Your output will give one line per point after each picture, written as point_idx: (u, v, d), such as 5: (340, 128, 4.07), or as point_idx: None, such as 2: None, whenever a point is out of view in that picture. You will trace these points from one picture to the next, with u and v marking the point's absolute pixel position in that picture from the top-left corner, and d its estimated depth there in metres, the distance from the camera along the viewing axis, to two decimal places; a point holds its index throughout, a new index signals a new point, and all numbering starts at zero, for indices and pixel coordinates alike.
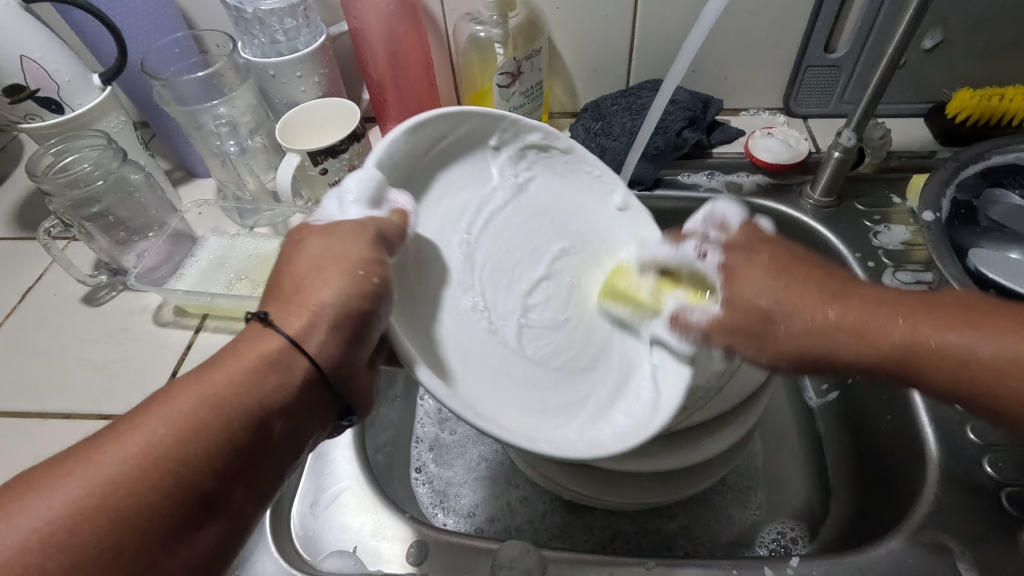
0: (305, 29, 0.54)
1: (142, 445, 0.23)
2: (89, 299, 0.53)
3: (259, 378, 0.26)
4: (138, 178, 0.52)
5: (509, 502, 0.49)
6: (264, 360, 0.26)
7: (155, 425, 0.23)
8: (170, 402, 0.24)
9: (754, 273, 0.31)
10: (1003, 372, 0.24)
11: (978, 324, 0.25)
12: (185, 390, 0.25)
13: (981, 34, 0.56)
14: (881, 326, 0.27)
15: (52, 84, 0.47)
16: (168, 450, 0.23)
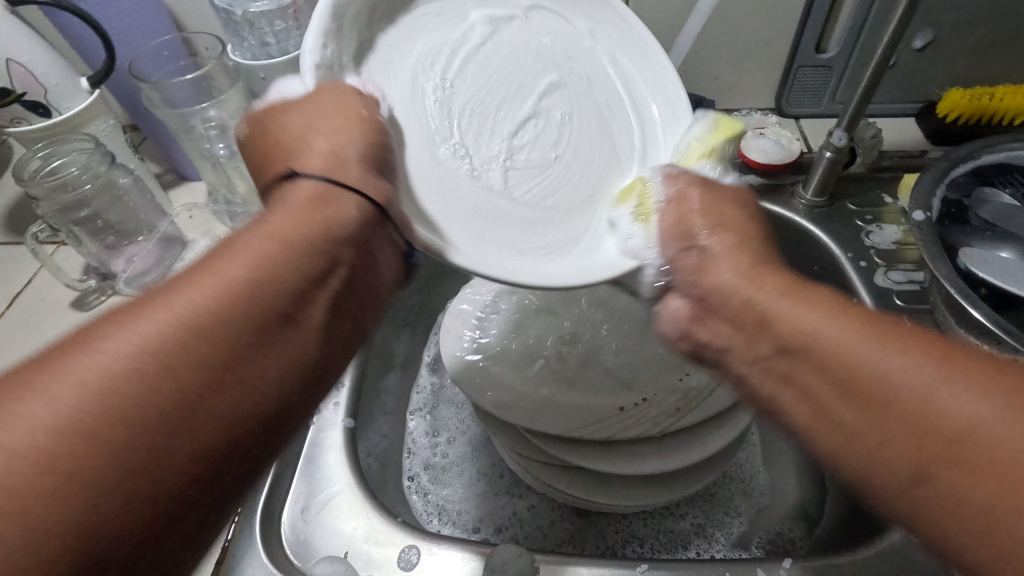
0: (296, 31, 0.53)
1: (154, 328, 0.19)
2: (80, 303, 0.52)
3: (288, 237, 0.23)
4: (127, 181, 0.52)
5: (516, 512, 0.49)
6: (283, 229, 0.23)
7: (168, 309, 0.19)
8: (191, 278, 0.21)
9: (712, 236, 0.29)
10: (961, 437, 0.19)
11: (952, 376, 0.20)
12: (209, 267, 0.21)
13: (971, 33, 0.56)
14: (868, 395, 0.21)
15: (39, 88, 0.46)
16: (153, 353, 0.18)
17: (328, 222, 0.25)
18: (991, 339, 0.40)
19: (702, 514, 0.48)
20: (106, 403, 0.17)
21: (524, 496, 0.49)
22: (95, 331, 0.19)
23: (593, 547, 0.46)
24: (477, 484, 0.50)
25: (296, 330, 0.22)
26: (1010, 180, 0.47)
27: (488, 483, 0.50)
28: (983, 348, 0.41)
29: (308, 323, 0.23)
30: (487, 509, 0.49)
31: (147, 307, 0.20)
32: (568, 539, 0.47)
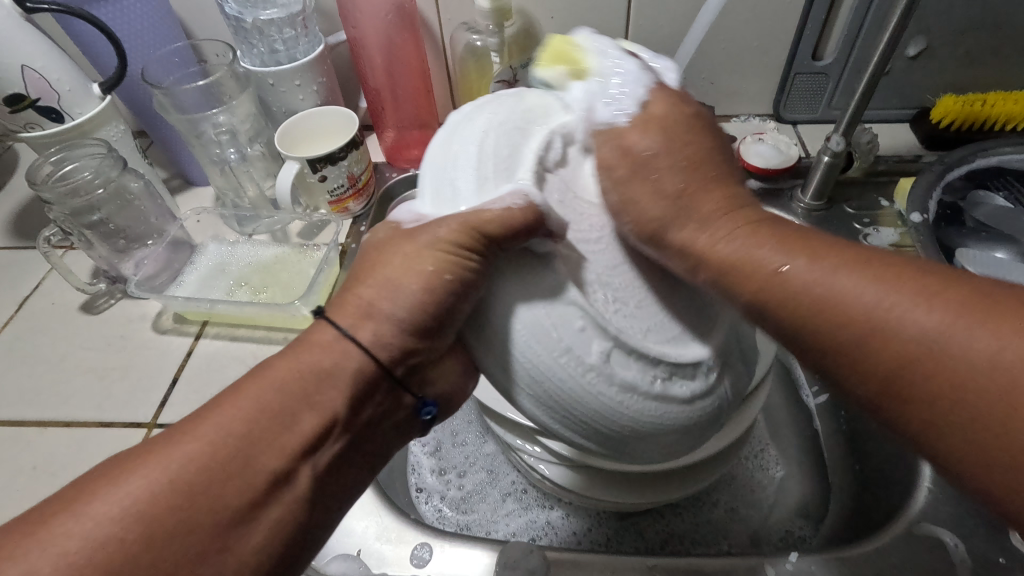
0: (304, 38, 0.54)
1: (176, 476, 0.23)
2: (89, 307, 0.53)
3: (294, 393, 0.25)
4: (138, 186, 0.52)
5: (549, 520, 0.47)
6: (302, 376, 0.26)
7: (195, 443, 0.24)
8: (204, 426, 0.24)
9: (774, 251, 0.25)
10: (922, 349, 0.21)
11: (925, 302, 0.21)
12: (244, 401, 0.25)
13: (963, 42, 0.57)
14: (853, 299, 0.23)
15: (52, 94, 0.47)
16: (182, 491, 0.23)
17: (295, 424, 0.25)
18: None
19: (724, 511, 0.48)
20: (129, 528, 0.22)
21: (555, 504, 0.48)
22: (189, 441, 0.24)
23: (632, 546, 0.46)
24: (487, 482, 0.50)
25: (280, 494, 0.25)
26: (1003, 184, 0.48)
27: (513, 495, 0.49)
28: None
29: (302, 480, 0.25)
30: (514, 516, 0.48)
31: (172, 445, 0.24)
32: (606, 540, 0.46)
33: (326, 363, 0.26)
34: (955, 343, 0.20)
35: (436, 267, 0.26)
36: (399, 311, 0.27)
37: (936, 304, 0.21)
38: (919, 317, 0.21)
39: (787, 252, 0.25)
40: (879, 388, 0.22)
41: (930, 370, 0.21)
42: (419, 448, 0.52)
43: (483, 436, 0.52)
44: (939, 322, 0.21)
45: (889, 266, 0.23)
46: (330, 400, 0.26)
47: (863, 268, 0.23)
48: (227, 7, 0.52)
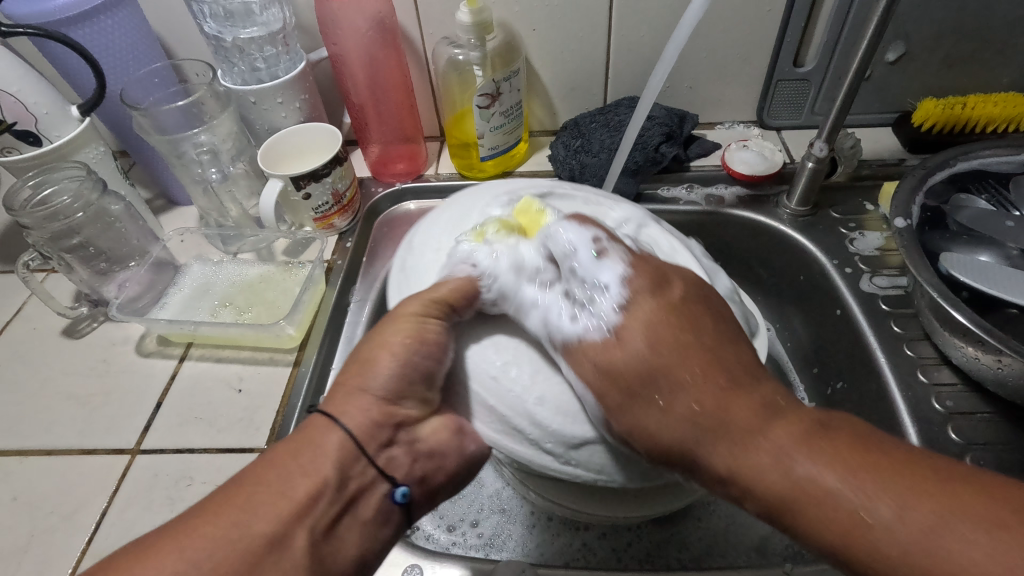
0: (285, 56, 0.54)
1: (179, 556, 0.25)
2: (71, 331, 0.52)
3: (283, 492, 0.28)
4: (119, 208, 0.52)
5: (585, 542, 0.45)
6: (298, 463, 0.29)
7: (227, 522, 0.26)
8: (225, 505, 0.27)
9: (797, 452, 0.27)
10: (895, 549, 0.24)
11: (888, 497, 0.25)
12: (246, 487, 0.28)
13: (941, 46, 0.58)
14: (794, 478, 0.26)
15: (29, 117, 0.46)
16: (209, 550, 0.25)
17: (291, 489, 0.28)
18: (976, 341, 0.40)
19: (733, 521, 0.47)
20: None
21: (581, 528, 0.46)
22: (179, 531, 0.26)
23: (677, 559, 0.45)
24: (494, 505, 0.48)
25: (282, 553, 0.26)
26: (984, 186, 0.48)
27: (538, 524, 0.47)
28: (970, 351, 0.42)
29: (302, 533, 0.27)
30: (545, 543, 0.46)
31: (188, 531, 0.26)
32: (649, 555, 0.45)
33: (327, 455, 0.30)
34: (880, 521, 0.24)
35: (420, 330, 0.32)
36: (381, 380, 0.32)
37: (922, 506, 0.24)
38: (874, 505, 0.25)
39: (837, 479, 0.26)
40: (872, 571, 0.24)
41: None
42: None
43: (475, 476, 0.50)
44: (934, 520, 0.24)
45: (852, 447, 0.26)
46: (321, 468, 0.29)
47: (841, 467, 0.26)
48: (207, 27, 0.52)
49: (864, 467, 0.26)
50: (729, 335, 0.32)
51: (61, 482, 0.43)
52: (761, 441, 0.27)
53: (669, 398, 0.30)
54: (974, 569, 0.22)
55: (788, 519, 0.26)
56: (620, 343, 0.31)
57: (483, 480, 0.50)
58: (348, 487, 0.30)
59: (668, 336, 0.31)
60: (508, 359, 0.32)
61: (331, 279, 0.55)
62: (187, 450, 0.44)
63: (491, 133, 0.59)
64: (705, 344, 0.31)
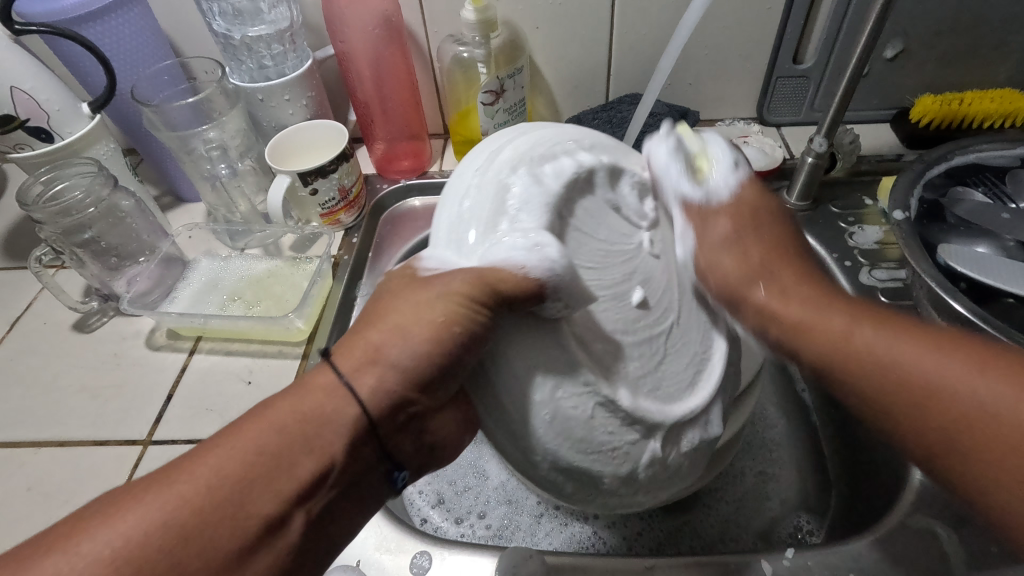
0: (293, 54, 0.55)
1: (187, 491, 0.25)
2: (81, 325, 0.53)
3: (271, 459, 0.26)
4: (129, 204, 0.52)
5: (595, 531, 0.46)
6: (301, 431, 0.27)
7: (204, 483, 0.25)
8: (210, 459, 0.26)
9: (871, 334, 0.30)
10: (925, 394, 0.28)
11: (983, 374, 0.27)
12: (238, 442, 0.27)
13: (938, 43, 0.59)
14: (831, 331, 0.31)
15: (41, 113, 0.47)
16: (207, 491, 0.25)
17: (291, 467, 0.27)
18: None
19: (737, 507, 0.48)
20: (138, 546, 0.24)
21: (591, 517, 0.47)
22: (159, 481, 0.26)
23: (688, 547, 0.46)
24: (501, 495, 0.49)
25: (272, 537, 0.26)
26: (981, 180, 0.49)
27: (547, 514, 0.47)
28: None
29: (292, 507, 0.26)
30: (555, 532, 0.46)
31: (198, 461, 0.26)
32: (658, 543, 0.46)
33: (337, 429, 0.28)
34: (964, 388, 0.27)
35: (457, 326, 0.29)
36: (404, 354, 0.29)
37: (950, 354, 0.28)
38: (976, 392, 0.27)
39: (902, 351, 0.29)
40: (866, 410, 0.30)
41: (975, 426, 0.26)
42: (422, 500, 0.49)
43: (480, 468, 0.51)
44: (895, 339, 0.30)
45: (942, 334, 0.29)
46: (330, 445, 0.27)
47: (930, 347, 0.29)
48: (215, 24, 0.52)
49: (925, 344, 0.29)
50: (787, 238, 0.39)
51: (75, 473, 0.44)
52: (751, 268, 0.36)
53: (782, 280, 0.35)
54: (987, 409, 0.26)
55: (804, 348, 0.32)
56: (714, 221, 0.37)
57: (488, 472, 0.50)
58: (348, 468, 0.28)
59: (772, 251, 0.37)
60: (554, 402, 0.30)
61: (338, 274, 0.56)
62: (199, 440, 0.45)
63: (496, 129, 0.60)
64: (768, 239, 0.38)
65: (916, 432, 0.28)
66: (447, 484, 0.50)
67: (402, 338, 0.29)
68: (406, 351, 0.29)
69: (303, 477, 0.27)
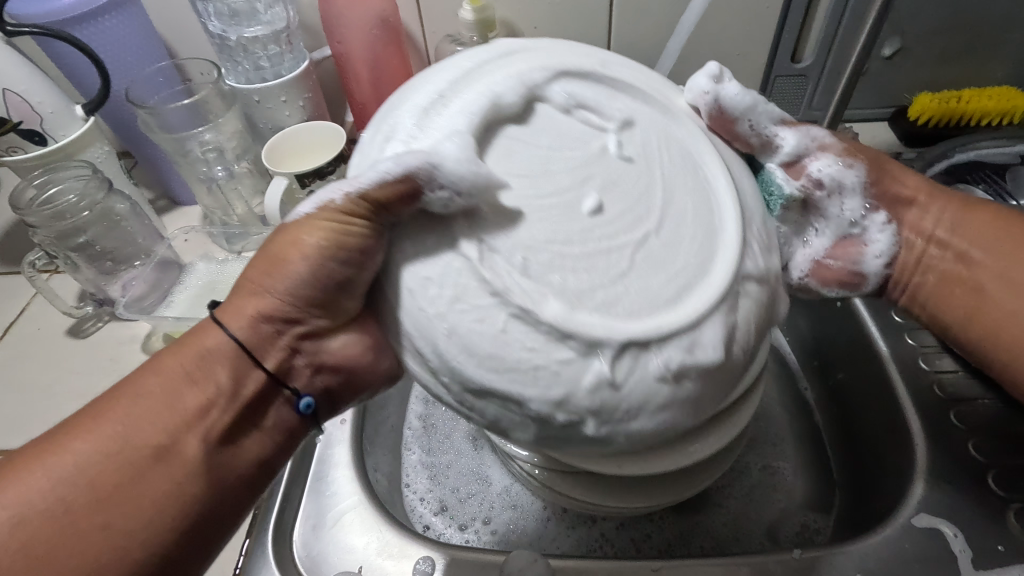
0: (289, 54, 0.54)
1: (83, 455, 0.26)
2: (76, 330, 0.52)
3: (175, 390, 0.28)
4: (125, 207, 0.52)
5: (603, 532, 0.46)
6: (195, 357, 0.29)
7: (108, 428, 0.27)
8: (112, 407, 0.28)
9: (972, 243, 0.39)
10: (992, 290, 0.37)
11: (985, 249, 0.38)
12: (141, 378, 0.29)
13: (935, 41, 0.59)
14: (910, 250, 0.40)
15: (35, 116, 0.47)
16: (99, 459, 0.26)
17: (182, 401, 0.28)
18: None
19: (743, 505, 0.48)
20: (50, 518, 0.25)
21: (598, 519, 0.47)
22: (78, 424, 0.27)
23: (699, 547, 0.46)
24: (506, 499, 0.49)
25: (171, 459, 0.27)
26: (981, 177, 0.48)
27: (553, 518, 0.47)
28: None
29: (185, 455, 0.28)
30: (563, 536, 0.46)
31: (85, 429, 0.27)
32: (669, 544, 0.46)
33: (219, 359, 0.29)
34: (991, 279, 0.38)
35: (339, 237, 0.28)
36: (290, 284, 0.30)
37: (990, 242, 0.38)
38: (979, 253, 0.39)
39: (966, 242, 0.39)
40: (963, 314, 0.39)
41: (978, 289, 0.38)
42: (425, 507, 0.49)
43: (482, 474, 0.50)
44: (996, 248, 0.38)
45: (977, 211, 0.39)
46: (216, 376, 0.29)
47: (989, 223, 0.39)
48: (211, 25, 0.52)
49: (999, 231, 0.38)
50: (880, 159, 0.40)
51: None
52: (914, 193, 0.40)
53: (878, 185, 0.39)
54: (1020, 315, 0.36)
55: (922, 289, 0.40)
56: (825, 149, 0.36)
57: (491, 478, 0.50)
58: (240, 397, 0.30)
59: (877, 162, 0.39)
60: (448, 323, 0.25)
61: None
62: None
63: None
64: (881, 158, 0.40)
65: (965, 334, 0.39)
66: (451, 490, 0.50)
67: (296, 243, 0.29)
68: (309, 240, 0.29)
69: (193, 448, 0.28)
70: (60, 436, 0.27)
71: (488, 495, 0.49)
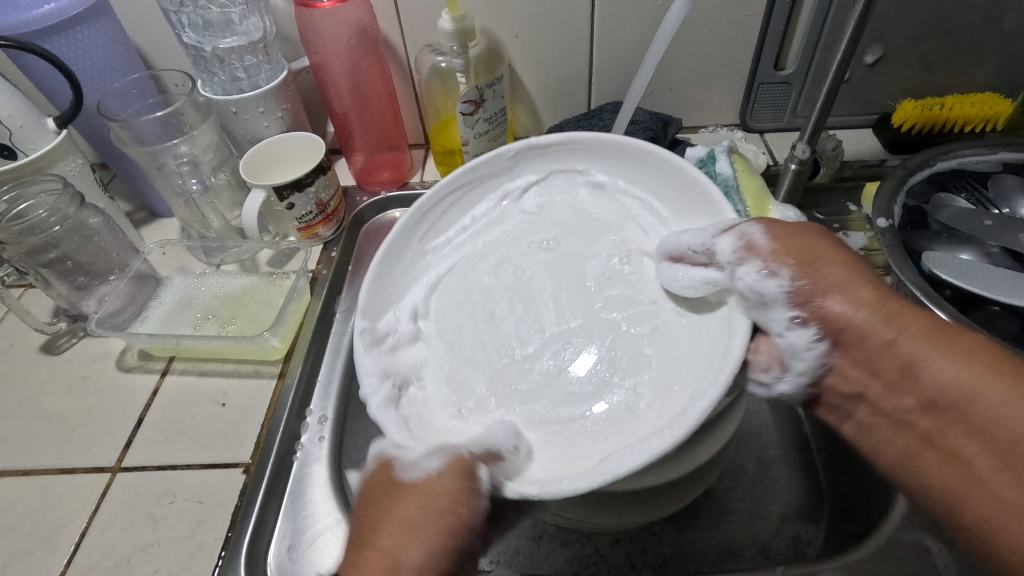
0: (266, 65, 0.54)
1: (377, 566, 0.26)
2: (49, 348, 0.51)
3: (416, 526, 0.28)
4: (97, 222, 0.51)
5: (596, 548, 0.45)
6: (421, 511, 0.28)
7: (377, 563, 0.26)
8: (354, 568, 0.27)
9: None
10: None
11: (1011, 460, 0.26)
12: (382, 528, 0.28)
13: (917, 48, 0.59)
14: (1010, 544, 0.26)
15: (4, 130, 0.46)
16: (368, 530, 0.28)
17: (388, 549, 0.27)
18: None
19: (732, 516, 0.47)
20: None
21: (592, 535, 0.46)
22: None
23: (696, 563, 0.44)
24: None
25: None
26: (963, 186, 0.48)
27: (543, 535, 0.46)
28: None
29: (346, 551, 0.27)
30: (553, 553, 0.45)
31: (376, 538, 0.28)
32: (665, 560, 0.44)
33: (438, 496, 0.29)
34: (985, 467, 0.27)
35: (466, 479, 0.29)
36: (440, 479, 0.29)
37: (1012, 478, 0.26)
38: None
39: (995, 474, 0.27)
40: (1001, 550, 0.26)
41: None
42: None
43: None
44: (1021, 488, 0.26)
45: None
46: (453, 521, 0.28)
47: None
48: (185, 37, 0.51)
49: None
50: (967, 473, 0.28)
51: (39, 503, 0.42)
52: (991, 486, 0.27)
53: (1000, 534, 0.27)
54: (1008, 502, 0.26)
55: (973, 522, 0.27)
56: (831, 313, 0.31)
57: None
58: (466, 508, 0.28)
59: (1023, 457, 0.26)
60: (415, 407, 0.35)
61: (315, 289, 0.55)
62: (170, 467, 0.43)
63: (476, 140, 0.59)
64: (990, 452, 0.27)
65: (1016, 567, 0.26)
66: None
67: (429, 477, 0.29)
68: (435, 480, 0.29)
69: (413, 513, 0.28)
70: None
71: None
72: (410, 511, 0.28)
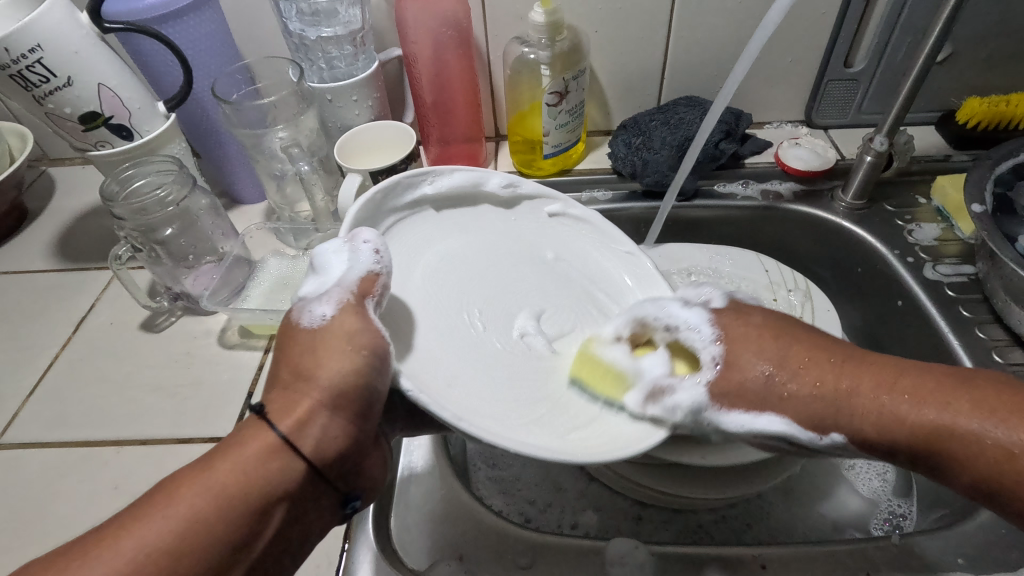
0: (362, 55, 0.55)
1: (201, 498, 0.27)
2: (150, 325, 0.53)
3: (226, 494, 0.27)
4: (205, 204, 0.52)
5: (703, 523, 0.48)
6: (234, 470, 0.28)
7: (155, 525, 0.26)
8: (158, 507, 0.27)
9: (877, 386, 0.32)
10: (938, 431, 0.30)
11: (856, 377, 0.33)
12: (195, 482, 0.27)
13: (987, 46, 0.61)
14: (882, 407, 0.32)
15: (124, 111, 0.47)
16: (227, 491, 0.27)
17: (237, 464, 0.28)
18: None
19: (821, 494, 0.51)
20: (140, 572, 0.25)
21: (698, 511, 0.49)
22: (113, 533, 0.26)
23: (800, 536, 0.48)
24: (590, 498, 0.51)
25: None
26: None
27: (647, 514, 0.49)
28: None
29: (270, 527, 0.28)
30: (661, 529, 0.48)
31: (186, 487, 0.27)
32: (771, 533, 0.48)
33: (242, 450, 0.29)
34: (981, 427, 0.29)
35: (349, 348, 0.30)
36: (333, 378, 0.30)
37: (971, 404, 0.30)
38: (988, 430, 0.29)
39: (882, 396, 0.32)
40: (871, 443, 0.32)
41: (952, 439, 0.30)
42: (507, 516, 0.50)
43: (556, 481, 0.52)
44: (911, 400, 0.31)
45: (875, 364, 0.33)
46: (247, 467, 0.28)
47: (908, 389, 0.32)
48: (290, 25, 0.53)
49: (909, 385, 0.32)
50: (900, 375, 0.32)
51: (160, 470, 0.43)
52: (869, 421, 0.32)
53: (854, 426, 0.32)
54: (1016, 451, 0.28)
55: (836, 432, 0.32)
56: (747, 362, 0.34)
57: (566, 484, 0.52)
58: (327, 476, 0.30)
59: (885, 373, 0.33)
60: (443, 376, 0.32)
61: None
62: None
63: (557, 130, 0.61)
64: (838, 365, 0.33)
65: (947, 453, 0.30)
66: (529, 501, 0.51)
67: (322, 358, 0.30)
68: (329, 368, 0.30)
69: (247, 456, 0.28)
70: (112, 520, 0.27)
71: (573, 495, 0.51)
72: (304, 410, 0.30)
